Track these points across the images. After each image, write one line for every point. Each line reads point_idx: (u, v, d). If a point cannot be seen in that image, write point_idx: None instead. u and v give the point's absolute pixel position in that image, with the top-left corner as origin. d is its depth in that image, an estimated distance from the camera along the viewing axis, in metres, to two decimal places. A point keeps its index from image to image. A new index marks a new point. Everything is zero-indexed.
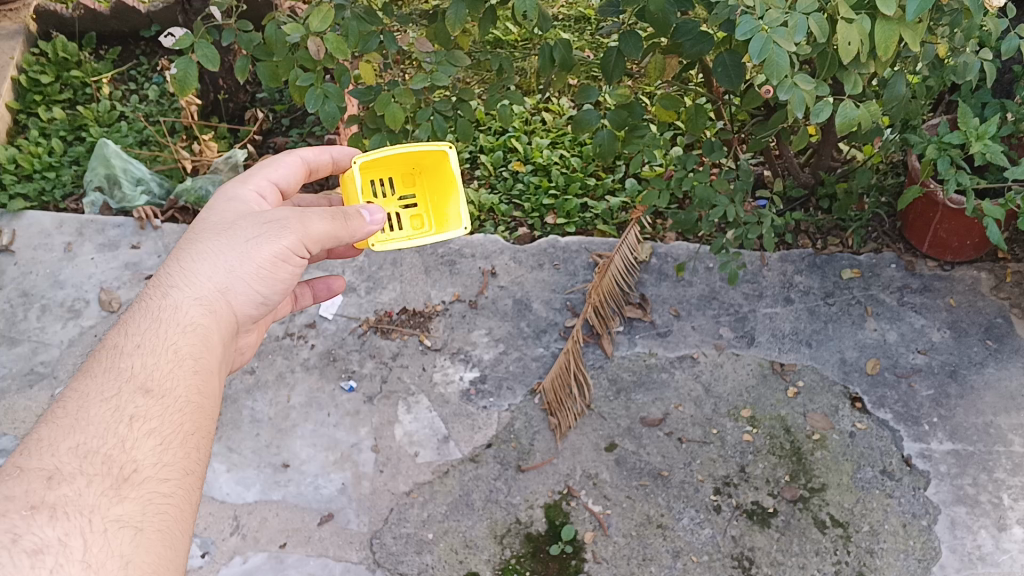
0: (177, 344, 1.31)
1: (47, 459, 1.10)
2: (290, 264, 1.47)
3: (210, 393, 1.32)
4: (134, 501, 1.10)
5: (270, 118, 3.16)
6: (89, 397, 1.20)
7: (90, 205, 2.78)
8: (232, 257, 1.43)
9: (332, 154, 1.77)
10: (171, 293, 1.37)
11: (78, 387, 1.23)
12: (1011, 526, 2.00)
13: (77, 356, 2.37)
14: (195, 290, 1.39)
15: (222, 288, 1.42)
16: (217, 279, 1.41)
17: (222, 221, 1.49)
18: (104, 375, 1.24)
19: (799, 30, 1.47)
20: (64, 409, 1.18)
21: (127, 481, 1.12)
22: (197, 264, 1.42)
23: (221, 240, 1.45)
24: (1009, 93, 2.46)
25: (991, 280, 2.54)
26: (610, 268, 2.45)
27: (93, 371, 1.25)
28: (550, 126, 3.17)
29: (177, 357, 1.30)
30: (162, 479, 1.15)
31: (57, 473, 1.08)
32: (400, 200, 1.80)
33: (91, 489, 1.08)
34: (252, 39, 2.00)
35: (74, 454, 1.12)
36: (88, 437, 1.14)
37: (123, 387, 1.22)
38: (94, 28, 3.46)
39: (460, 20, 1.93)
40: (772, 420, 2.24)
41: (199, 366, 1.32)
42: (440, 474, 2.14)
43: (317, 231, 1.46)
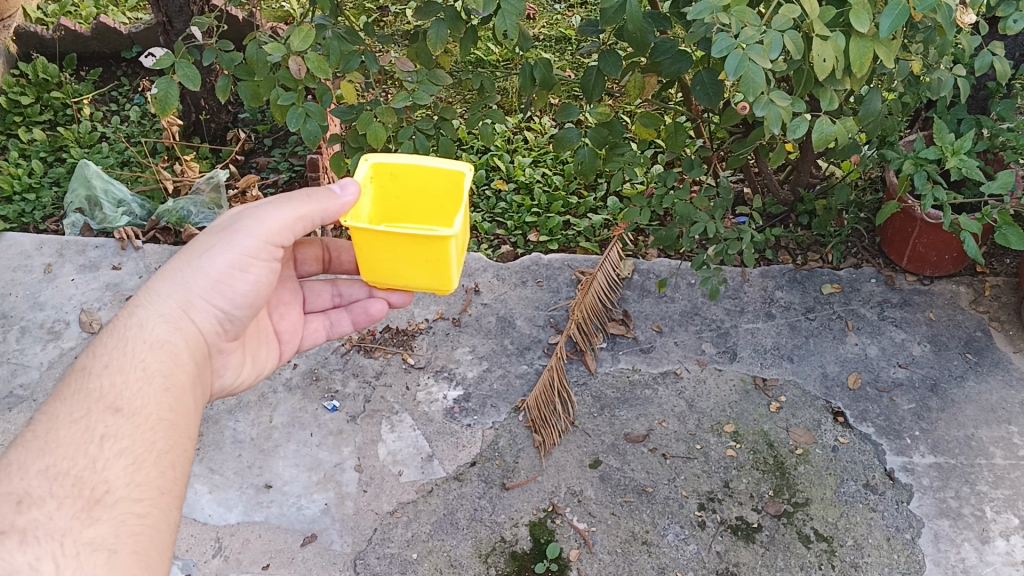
0: (143, 361, 1.33)
1: (16, 483, 1.10)
2: (256, 265, 1.49)
3: (181, 404, 1.32)
4: (106, 524, 1.10)
5: (252, 138, 3.17)
6: (58, 419, 1.20)
7: (71, 226, 2.77)
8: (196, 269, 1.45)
9: None
10: (136, 312, 1.39)
11: (49, 410, 1.23)
12: (994, 538, 2.01)
13: (57, 378, 2.35)
14: (158, 308, 1.42)
15: (184, 305, 1.44)
16: (178, 296, 1.44)
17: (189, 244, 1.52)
18: (72, 397, 1.24)
19: (775, 47, 1.49)
20: (33, 433, 1.19)
21: (99, 503, 1.12)
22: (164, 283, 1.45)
23: (186, 256, 1.48)
24: (984, 109, 2.50)
25: (970, 294, 2.57)
26: (593, 285, 2.46)
27: (63, 394, 1.25)
28: (532, 144, 3.18)
29: (144, 372, 1.31)
30: (136, 500, 1.16)
31: (27, 497, 1.09)
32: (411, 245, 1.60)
33: (62, 512, 1.09)
34: (233, 58, 2.01)
35: (43, 476, 1.12)
36: (59, 459, 1.15)
37: (91, 407, 1.22)
38: (75, 49, 3.45)
39: (442, 39, 1.93)
40: (755, 434, 2.25)
41: (168, 382, 1.33)
42: (425, 493, 2.13)
43: (277, 224, 1.47)
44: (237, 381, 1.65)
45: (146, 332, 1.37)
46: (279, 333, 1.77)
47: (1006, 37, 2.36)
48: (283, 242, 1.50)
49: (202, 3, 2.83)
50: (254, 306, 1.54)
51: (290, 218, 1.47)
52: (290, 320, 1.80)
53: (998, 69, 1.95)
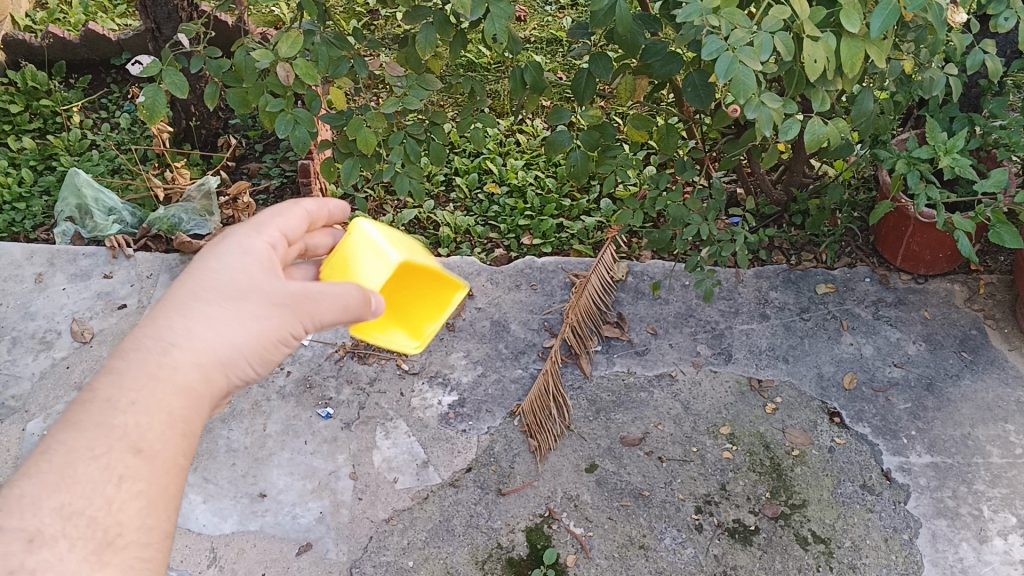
0: (172, 404, 1.10)
1: (27, 517, 0.91)
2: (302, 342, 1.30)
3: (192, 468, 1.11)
4: (116, 569, 0.94)
5: (243, 144, 3.16)
6: (74, 450, 0.99)
7: (62, 235, 2.75)
8: (250, 318, 1.23)
9: (331, 209, 1.53)
10: (169, 346, 1.15)
11: (53, 438, 1.00)
12: (992, 538, 2.01)
13: (49, 389, 2.33)
14: (199, 348, 1.17)
15: (225, 355, 1.20)
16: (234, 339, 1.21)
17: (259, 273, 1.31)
18: (90, 428, 1.02)
19: (765, 49, 1.48)
20: (45, 464, 0.97)
21: (111, 547, 0.95)
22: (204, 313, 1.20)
23: (231, 294, 1.24)
24: (977, 107, 2.49)
25: (964, 292, 2.56)
26: (587, 288, 2.45)
27: (78, 422, 1.03)
28: (524, 147, 3.18)
29: (171, 422, 1.09)
30: (146, 547, 0.99)
31: (39, 536, 0.91)
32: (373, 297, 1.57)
33: (74, 555, 0.92)
34: (221, 65, 2.00)
35: (58, 514, 0.94)
36: (76, 495, 0.96)
37: (114, 443, 1.02)
38: (64, 57, 3.43)
39: (431, 44, 1.93)
40: (751, 436, 2.24)
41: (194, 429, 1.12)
42: (420, 500, 2.12)
43: (330, 320, 1.29)
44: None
45: (178, 372, 1.14)
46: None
47: (996, 35, 2.36)
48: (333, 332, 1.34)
49: (190, 9, 2.81)
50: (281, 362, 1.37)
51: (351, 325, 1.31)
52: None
53: (990, 68, 1.94)
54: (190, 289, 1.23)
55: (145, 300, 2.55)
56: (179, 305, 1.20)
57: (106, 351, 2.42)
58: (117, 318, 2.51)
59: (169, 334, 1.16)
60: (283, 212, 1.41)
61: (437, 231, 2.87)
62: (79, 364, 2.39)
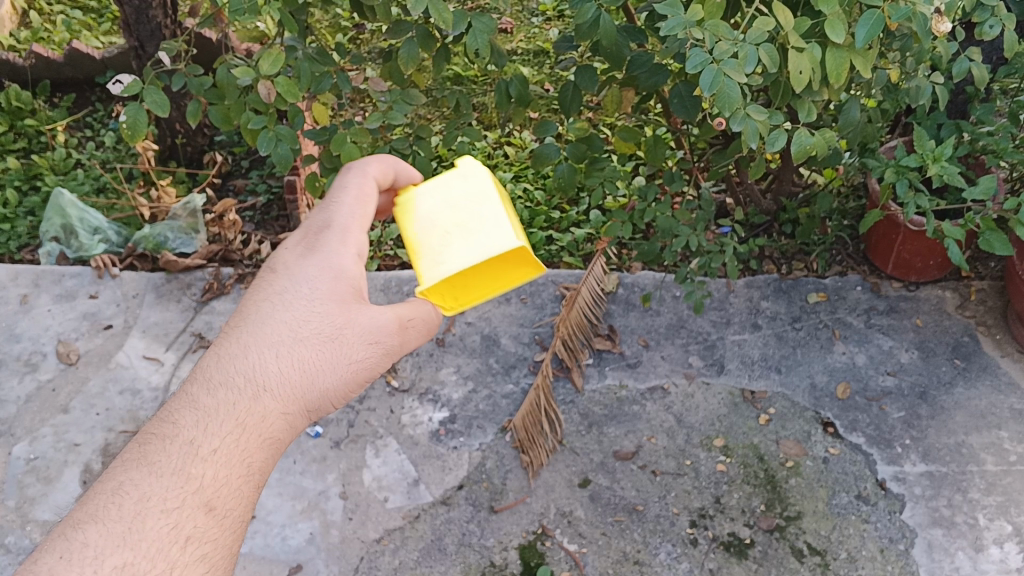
0: (254, 459, 1.08)
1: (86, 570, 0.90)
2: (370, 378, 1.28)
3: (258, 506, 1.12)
4: None
5: (229, 160, 3.14)
6: (149, 497, 0.98)
7: (46, 255, 2.73)
8: (347, 356, 1.20)
9: (396, 169, 1.44)
10: (262, 394, 1.12)
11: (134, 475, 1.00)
12: (989, 546, 1.99)
13: (35, 412, 2.31)
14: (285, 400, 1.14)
15: (310, 410, 1.17)
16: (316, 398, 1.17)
17: (328, 310, 1.21)
18: (170, 474, 1.01)
19: (750, 61, 1.47)
20: (116, 510, 0.96)
21: None
22: (292, 356, 1.16)
23: (321, 340, 1.19)
24: (964, 113, 2.49)
25: (955, 298, 2.55)
26: (577, 301, 2.40)
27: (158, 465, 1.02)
28: (512, 160, 3.16)
29: (248, 473, 1.07)
30: None
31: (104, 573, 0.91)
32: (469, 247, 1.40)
33: None
34: (203, 83, 1.98)
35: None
36: (140, 555, 0.93)
37: (186, 498, 1.00)
38: (48, 76, 3.40)
39: (413, 58, 1.90)
40: (745, 448, 2.22)
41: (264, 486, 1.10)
42: (412, 519, 2.09)
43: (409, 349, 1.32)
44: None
45: (267, 419, 1.11)
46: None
47: (982, 42, 2.36)
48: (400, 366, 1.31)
49: (174, 26, 2.80)
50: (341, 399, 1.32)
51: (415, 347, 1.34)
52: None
53: (976, 76, 1.94)
54: (282, 322, 1.18)
55: (131, 321, 2.53)
56: (270, 341, 1.16)
57: (92, 372, 2.40)
58: (103, 338, 2.49)
59: (261, 372, 1.13)
60: (365, 201, 1.37)
61: None
62: (64, 386, 2.36)
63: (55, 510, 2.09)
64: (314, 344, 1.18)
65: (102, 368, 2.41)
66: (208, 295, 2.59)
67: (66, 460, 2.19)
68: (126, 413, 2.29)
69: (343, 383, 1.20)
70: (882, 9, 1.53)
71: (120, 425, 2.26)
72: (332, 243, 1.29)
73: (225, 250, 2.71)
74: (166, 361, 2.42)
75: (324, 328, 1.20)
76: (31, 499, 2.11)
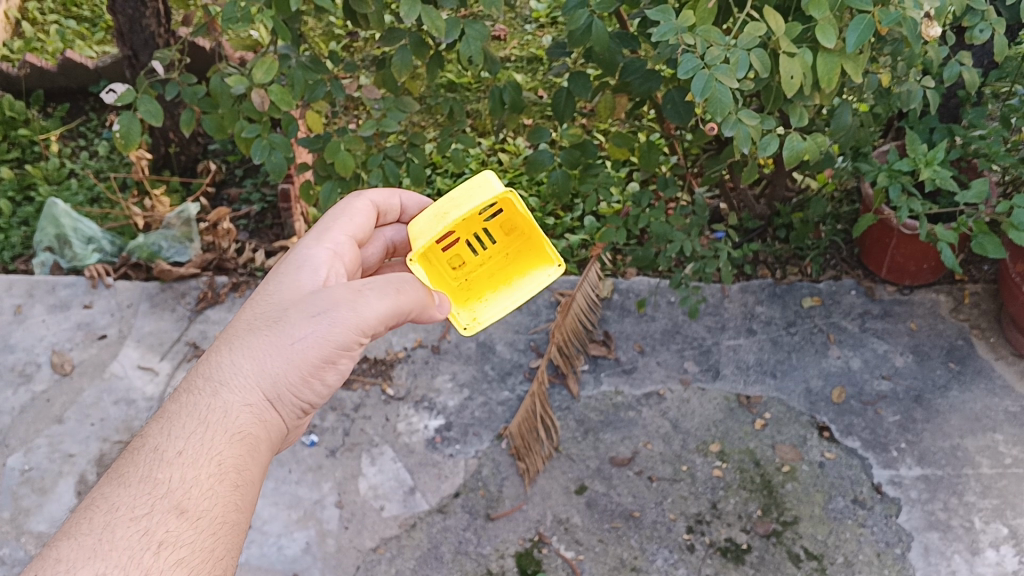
0: (222, 454, 1.14)
1: None
2: (346, 358, 1.32)
3: (253, 507, 1.16)
4: None
5: (223, 169, 3.14)
6: (117, 510, 1.03)
7: (40, 265, 2.72)
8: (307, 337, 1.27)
9: (400, 198, 1.70)
10: (220, 390, 1.20)
11: (106, 493, 1.06)
12: (985, 549, 1.99)
13: (29, 423, 2.30)
14: (244, 392, 1.22)
15: (275, 395, 1.24)
16: (277, 383, 1.24)
17: (282, 303, 1.30)
18: (137, 484, 1.07)
19: (741, 65, 1.47)
20: (87, 524, 1.02)
21: None
22: (247, 351, 1.25)
23: (271, 328, 1.27)
24: (955, 117, 2.50)
25: (950, 302, 2.55)
26: (572, 308, 2.36)
27: (126, 478, 1.08)
28: (506, 166, 3.17)
29: (222, 471, 1.12)
30: None
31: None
32: (484, 244, 1.57)
33: None
34: (197, 91, 1.98)
35: None
36: (110, 564, 0.97)
37: (155, 503, 1.05)
38: (42, 86, 3.40)
39: (407, 65, 1.92)
40: (741, 453, 2.22)
41: (243, 482, 1.14)
42: (408, 527, 2.09)
43: (375, 312, 1.32)
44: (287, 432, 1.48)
45: (230, 412, 1.19)
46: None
47: (973, 46, 2.38)
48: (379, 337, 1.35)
49: (167, 35, 2.80)
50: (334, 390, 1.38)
51: (389, 311, 1.33)
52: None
53: (967, 79, 1.95)
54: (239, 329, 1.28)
55: (126, 330, 2.52)
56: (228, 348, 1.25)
57: (87, 382, 2.39)
58: (97, 348, 2.48)
59: (221, 374, 1.22)
60: (354, 212, 1.57)
61: None
62: (59, 397, 2.35)
63: (50, 521, 2.08)
64: (265, 332, 1.27)
65: (97, 378, 2.40)
66: (202, 304, 2.58)
67: (61, 470, 2.18)
68: (121, 423, 2.29)
69: (306, 362, 1.26)
70: (873, 14, 1.54)
71: (115, 435, 2.26)
72: (311, 248, 1.46)
73: (219, 259, 2.70)
74: (160, 371, 2.42)
75: (278, 317, 1.29)
76: (26, 510, 2.10)
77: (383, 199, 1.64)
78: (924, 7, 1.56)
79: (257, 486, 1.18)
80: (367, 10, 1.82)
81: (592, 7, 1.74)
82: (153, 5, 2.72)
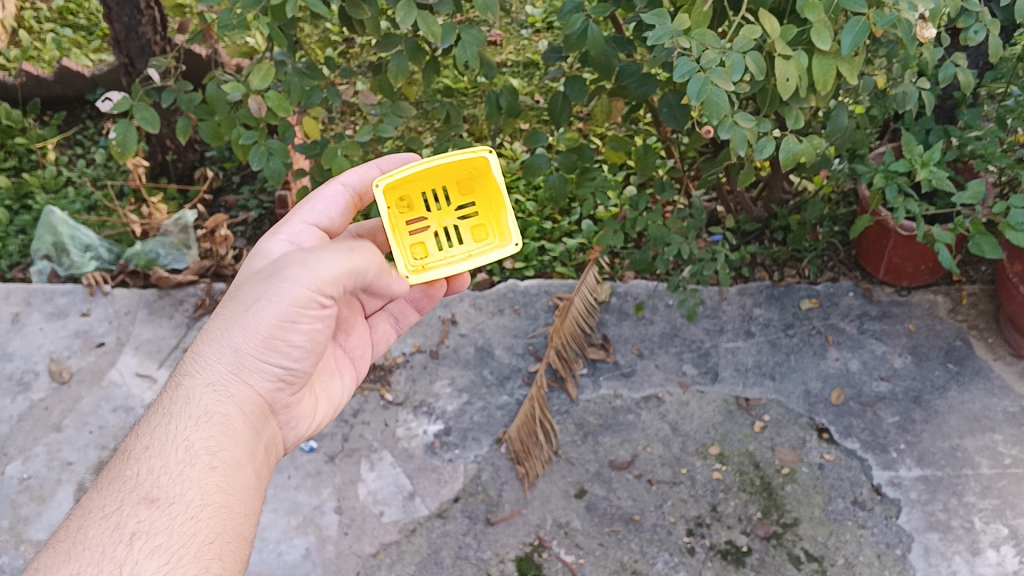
0: (189, 438, 1.22)
1: None
2: (304, 313, 1.37)
3: (234, 479, 1.22)
4: None
5: (220, 175, 3.14)
6: (91, 514, 1.12)
7: (38, 273, 2.72)
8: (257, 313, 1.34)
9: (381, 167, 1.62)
10: (184, 380, 1.30)
11: (86, 503, 1.15)
12: (985, 550, 1.99)
13: (27, 431, 2.29)
14: (207, 376, 1.31)
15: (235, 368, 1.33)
16: (230, 357, 1.33)
17: (235, 291, 1.40)
18: (110, 487, 1.16)
19: (736, 68, 1.48)
20: (65, 533, 1.10)
21: None
22: (210, 338, 1.34)
23: (227, 312, 1.37)
24: (951, 118, 2.51)
25: (947, 303, 2.56)
26: (571, 311, 2.38)
27: (101, 485, 1.17)
28: (503, 171, 3.17)
29: (189, 455, 1.20)
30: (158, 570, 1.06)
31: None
32: (457, 211, 1.65)
33: None
34: (193, 98, 1.98)
35: None
36: (86, 563, 1.05)
37: (125, 499, 1.13)
38: (38, 94, 3.40)
39: (403, 71, 1.91)
40: (741, 455, 2.22)
41: (216, 461, 1.22)
42: (407, 532, 2.08)
43: (328, 274, 1.39)
44: (309, 419, 1.55)
45: (192, 399, 1.27)
46: (350, 354, 1.72)
47: (968, 47, 2.38)
48: (332, 286, 1.40)
49: (163, 43, 2.80)
50: (315, 354, 1.44)
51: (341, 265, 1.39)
52: (362, 337, 1.74)
53: (962, 81, 1.95)
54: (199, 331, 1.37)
55: (124, 338, 2.52)
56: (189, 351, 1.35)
57: (85, 390, 2.39)
58: (95, 356, 2.48)
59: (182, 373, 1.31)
60: (322, 203, 1.60)
61: None
62: (57, 405, 2.35)
63: (49, 529, 2.08)
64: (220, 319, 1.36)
65: (95, 386, 2.40)
66: (200, 311, 2.58)
67: (60, 478, 2.18)
68: (119, 430, 2.28)
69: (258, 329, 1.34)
70: (868, 15, 1.54)
71: (113, 443, 2.25)
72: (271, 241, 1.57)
73: (217, 265, 2.72)
74: (159, 378, 2.41)
75: (229, 305, 1.38)
76: (25, 519, 2.10)
77: (358, 181, 1.63)
78: (919, 8, 1.56)
79: (237, 458, 1.25)
80: (362, 16, 1.82)
81: (587, 11, 1.74)
82: (149, 13, 2.72)
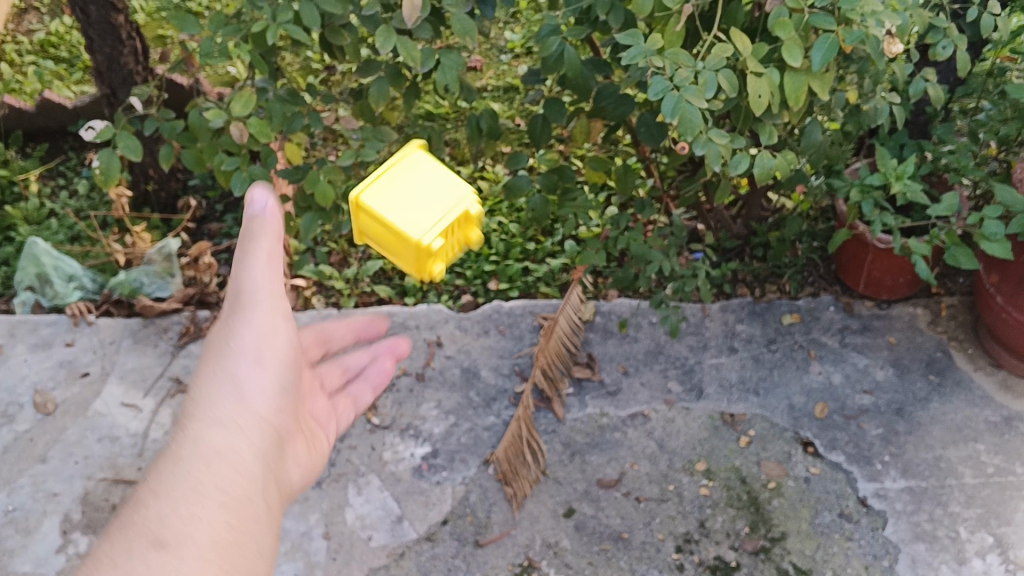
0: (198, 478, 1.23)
1: None
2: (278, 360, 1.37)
3: (241, 513, 1.24)
4: None
5: (203, 204, 3.16)
6: (99, 563, 1.12)
7: (21, 304, 2.71)
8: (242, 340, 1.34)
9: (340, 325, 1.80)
10: (193, 412, 1.30)
11: (95, 551, 1.14)
12: (970, 559, 2.02)
13: (12, 463, 2.28)
14: (213, 406, 1.30)
15: (238, 395, 1.33)
16: (230, 379, 1.33)
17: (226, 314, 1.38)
18: (118, 533, 1.16)
19: (709, 86, 1.51)
20: None
21: None
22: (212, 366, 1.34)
23: (218, 336, 1.35)
24: (925, 133, 2.56)
25: (927, 315, 2.59)
26: (556, 331, 2.39)
27: (111, 530, 1.17)
28: (486, 193, 3.20)
29: (197, 493, 1.21)
30: None
31: None
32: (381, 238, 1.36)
33: None
34: (174, 126, 1.98)
35: None
36: None
37: (134, 546, 1.13)
38: (20, 126, 3.40)
39: (384, 96, 1.93)
40: (727, 471, 2.23)
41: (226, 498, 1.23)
42: (396, 557, 2.08)
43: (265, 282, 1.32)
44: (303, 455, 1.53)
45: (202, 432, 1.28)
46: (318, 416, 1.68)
47: (938, 63, 2.43)
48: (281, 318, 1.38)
49: (145, 73, 2.82)
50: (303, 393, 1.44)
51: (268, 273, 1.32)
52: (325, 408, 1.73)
53: (933, 95, 1.99)
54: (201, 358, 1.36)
55: (110, 367, 2.52)
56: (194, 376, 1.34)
57: (70, 421, 2.38)
58: (79, 386, 2.47)
59: (189, 403, 1.31)
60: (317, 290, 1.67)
61: (402, 281, 2.86)
62: (42, 436, 2.34)
63: (35, 561, 2.07)
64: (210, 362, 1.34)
65: (80, 417, 2.39)
66: (184, 338, 2.58)
67: (45, 510, 2.17)
68: (105, 460, 2.27)
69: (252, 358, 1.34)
70: (838, 32, 1.57)
71: (99, 473, 2.24)
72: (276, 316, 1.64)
73: (201, 293, 2.70)
74: (144, 408, 2.41)
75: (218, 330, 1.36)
76: (10, 551, 2.09)
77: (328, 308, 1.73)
78: (886, 25, 1.60)
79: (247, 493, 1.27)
80: (343, 42, 1.82)
81: (564, 34, 1.76)
82: (130, 43, 2.74)
